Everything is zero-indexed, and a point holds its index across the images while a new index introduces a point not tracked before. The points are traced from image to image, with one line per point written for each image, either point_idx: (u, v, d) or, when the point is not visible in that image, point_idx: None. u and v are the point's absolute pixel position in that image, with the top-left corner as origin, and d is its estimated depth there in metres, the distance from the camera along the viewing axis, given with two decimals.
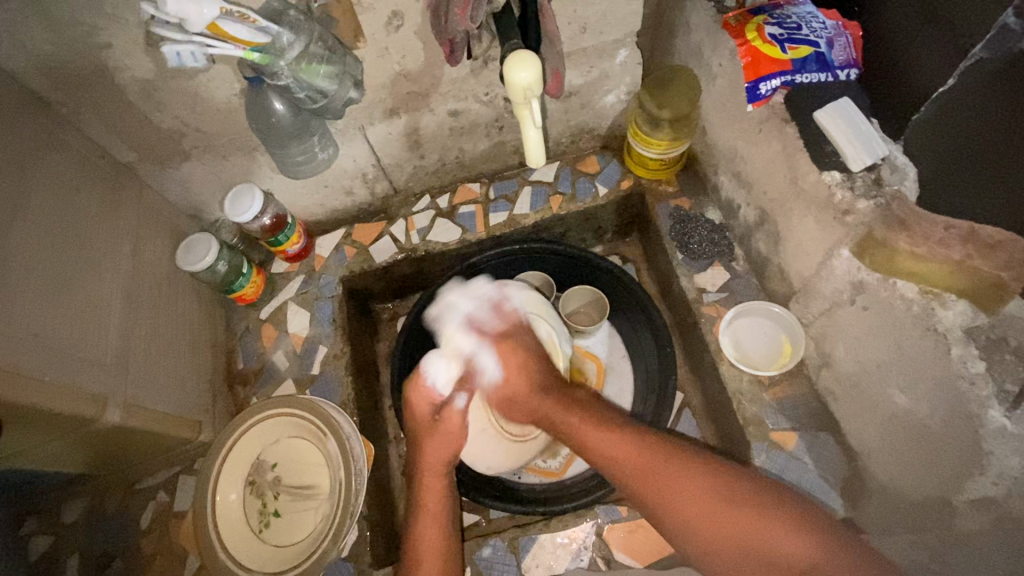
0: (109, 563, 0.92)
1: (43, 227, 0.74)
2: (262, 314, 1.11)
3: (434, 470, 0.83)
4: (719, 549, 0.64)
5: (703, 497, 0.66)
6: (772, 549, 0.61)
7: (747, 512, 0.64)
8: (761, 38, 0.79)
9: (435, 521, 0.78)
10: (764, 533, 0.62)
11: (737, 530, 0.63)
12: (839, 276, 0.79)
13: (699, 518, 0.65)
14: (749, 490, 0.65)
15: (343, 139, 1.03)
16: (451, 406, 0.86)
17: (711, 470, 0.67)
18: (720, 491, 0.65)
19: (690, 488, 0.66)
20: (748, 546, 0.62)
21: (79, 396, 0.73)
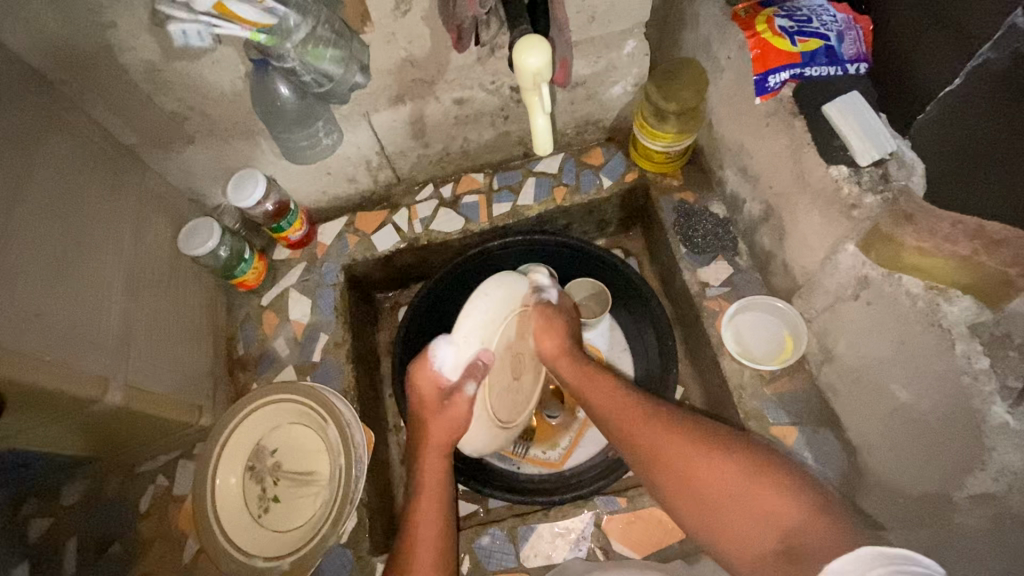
0: (108, 546, 0.92)
1: (46, 206, 0.74)
2: (263, 301, 1.10)
3: (435, 450, 0.83)
4: (716, 509, 0.67)
5: (700, 458, 0.70)
6: (759, 509, 0.64)
7: (741, 470, 0.67)
8: (771, 31, 0.80)
9: (433, 493, 0.79)
10: (758, 493, 0.65)
11: (731, 490, 0.66)
12: (844, 271, 0.78)
13: (698, 478, 0.69)
14: (747, 457, 0.68)
15: (347, 125, 1.02)
16: (458, 396, 0.80)
17: (709, 436, 0.71)
18: (716, 454, 0.69)
19: (685, 449, 0.71)
20: (743, 506, 0.65)
21: (80, 378, 0.72)
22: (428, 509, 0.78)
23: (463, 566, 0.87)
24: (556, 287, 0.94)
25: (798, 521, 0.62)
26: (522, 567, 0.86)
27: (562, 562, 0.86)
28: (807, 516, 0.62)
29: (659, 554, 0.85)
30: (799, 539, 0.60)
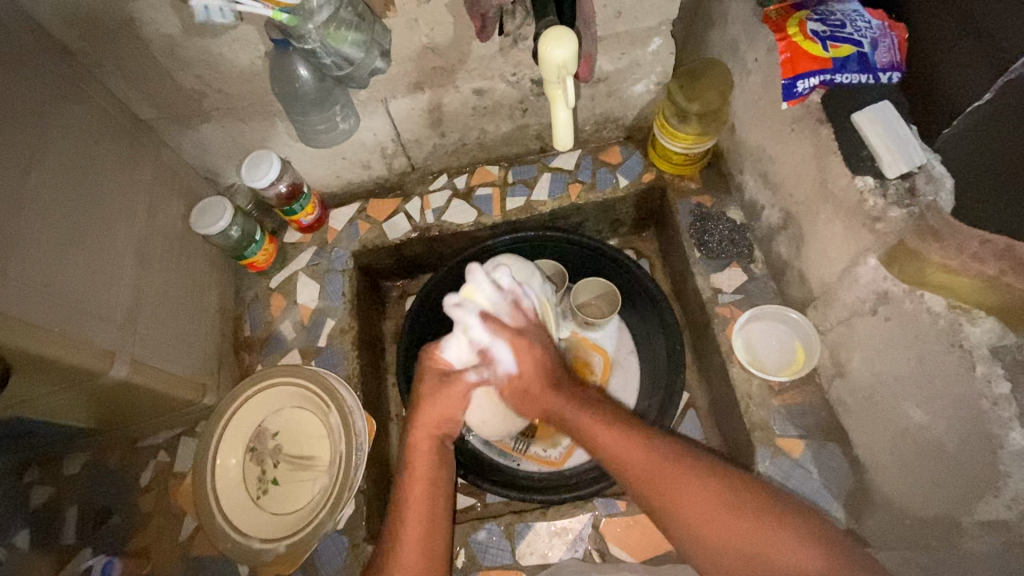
0: (107, 518, 0.94)
1: (59, 175, 0.74)
2: (272, 283, 1.10)
3: (427, 430, 0.78)
4: (728, 562, 0.60)
5: (716, 511, 0.62)
6: (782, 564, 0.58)
7: (760, 520, 0.61)
8: (802, 34, 0.77)
9: (421, 481, 0.75)
10: (774, 544, 0.59)
11: (747, 546, 0.60)
12: (863, 285, 0.76)
13: (712, 533, 0.61)
14: (769, 509, 0.61)
15: (365, 111, 1.01)
16: (460, 376, 0.79)
17: (727, 481, 0.64)
18: (737, 501, 0.62)
19: (706, 507, 0.63)
20: (761, 561, 0.59)
21: (88, 350, 0.72)
22: (416, 507, 0.73)
23: (459, 558, 0.87)
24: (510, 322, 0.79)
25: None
26: (517, 564, 0.85)
27: (558, 562, 0.85)
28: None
29: (656, 559, 0.84)
30: None
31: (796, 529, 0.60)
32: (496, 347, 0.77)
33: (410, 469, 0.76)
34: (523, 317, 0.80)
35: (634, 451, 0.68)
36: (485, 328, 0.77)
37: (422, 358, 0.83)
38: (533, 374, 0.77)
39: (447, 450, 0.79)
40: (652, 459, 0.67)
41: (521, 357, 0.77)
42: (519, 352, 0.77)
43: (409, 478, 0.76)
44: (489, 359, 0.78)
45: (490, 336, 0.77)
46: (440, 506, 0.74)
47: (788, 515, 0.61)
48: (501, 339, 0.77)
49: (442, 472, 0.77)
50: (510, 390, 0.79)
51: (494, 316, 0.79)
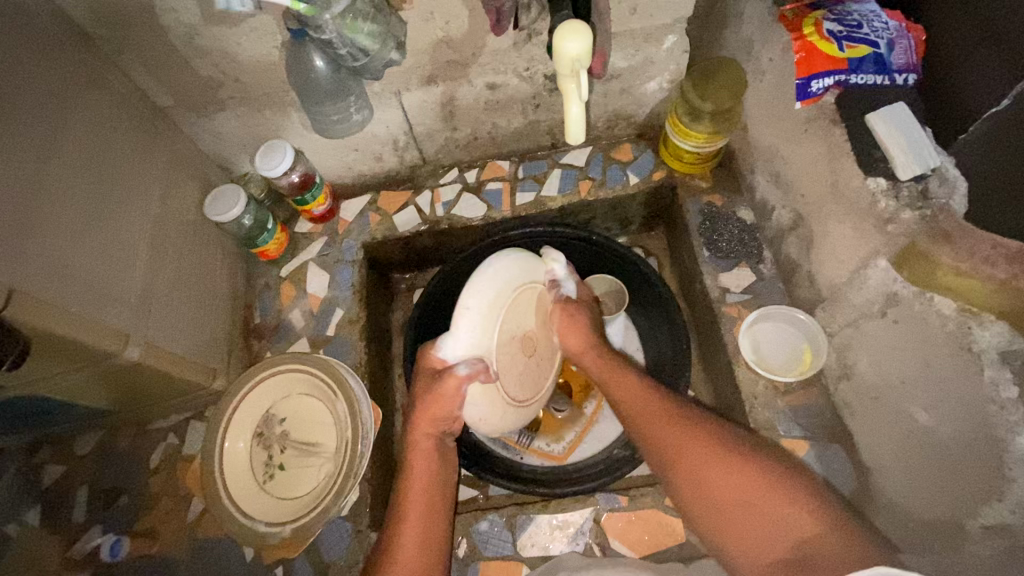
0: (116, 498, 0.96)
1: (79, 160, 0.75)
2: (282, 272, 1.11)
3: (425, 428, 0.81)
4: (724, 512, 0.66)
5: (712, 458, 0.69)
6: (774, 517, 0.63)
7: (755, 475, 0.66)
8: (818, 34, 0.77)
9: (422, 483, 0.78)
10: (768, 499, 0.64)
11: (742, 494, 0.65)
12: (872, 287, 0.76)
13: (709, 476, 0.68)
14: (764, 465, 0.67)
15: (378, 103, 1.02)
16: (452, 373, 0.76)
17: (724, 436, 0.71)
18: (734, 454, 0.68)
19: (704, 457, 0.69)
20: (755, 511, 0.64)
21: (103, 331, 0.73)
22: (416, 502, 0.76)
23: (460, 548, 0.87)
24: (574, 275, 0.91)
25: (809, 536, 0.60)
26: (517, 555, 0.86)
27: (558, 554, 0.85)
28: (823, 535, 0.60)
29: (656, 555, 0.84)
30: (814, 550, 0.59)
31: (790, 486, 0.65)
32: (568, 281, 0.90)
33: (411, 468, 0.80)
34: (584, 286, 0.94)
35: (647, 402, 0.78)
36: (569, 267, 0.90)
37: (421, 353, 0.82)
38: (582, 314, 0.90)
39: (446, 447, 0.82)
40: (661, 405, 0.76)
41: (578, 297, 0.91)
42: (581, 290, 0.94)
43: (413, 472, 0.79)
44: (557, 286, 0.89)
45: (566, 274, 0.90)
46: (439, 504, 0.78)
47: (780, 479, 0.66)
48: (574, 278, 0.91)
49: (442, 469, 0.80)
50: (561, 317, 0.88)
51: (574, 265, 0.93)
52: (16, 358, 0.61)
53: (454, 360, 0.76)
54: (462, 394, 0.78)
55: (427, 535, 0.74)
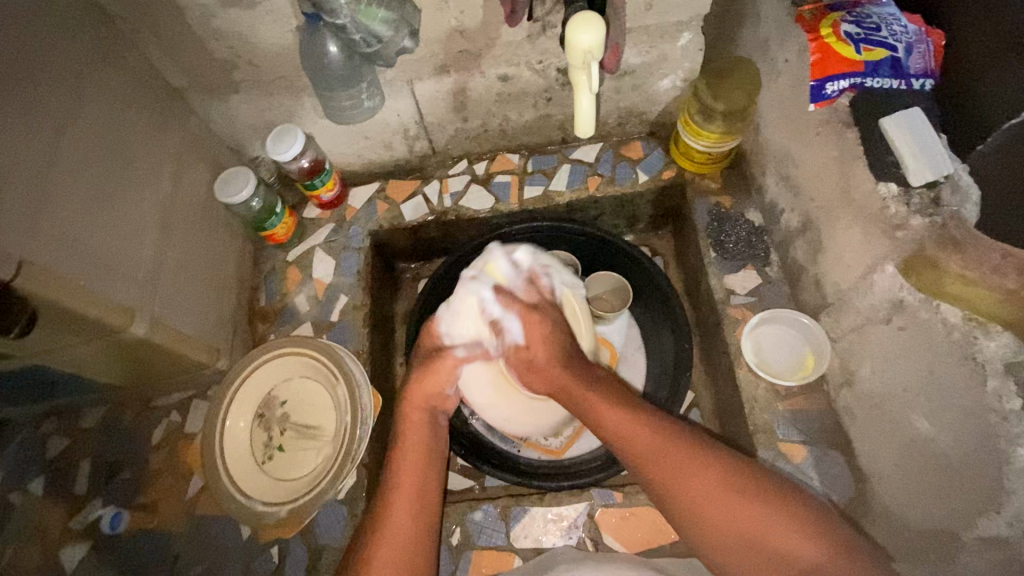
0: (118, 472, 0.97)
1: (92, 137, 0.76)
2: (289, 256, 1.12)
3: (417, 403, 0.82)
4: (730, 545, 0.63)
5: (717, 494, 0.64)
6: (776, 547, 0.61)
7: (762, 501, 0.63)
8: (835, 35, 0.77)
9: (414, 453, 0.78)
10: (773, 529, 0.62)
11: (749, 527, 0.63)
12: (878, 293, 0.75)
13: (715, 516, 0.64)
14: (766, 491, 0.65)
15: (390, 91, 1.02)
16: (449, 354, 0.83)
17: (725, 461, 0.67)
18: (739, 487, 0.65)
19: (708, 488, 0.65)
20: (756, 544, 0.62)
21: (108, 306, 0.74)
22: (407, 477, 0.75)
23: (454, 536, 0.88)
24: (520, 308, 0.80)
25: (814, 561, 0.59)
26: (510, 546, 0.86)
27: (551, 547, 0.86)
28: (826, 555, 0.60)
29: (648, 553, 0.84)
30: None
31: (794, 516, 0.63)
32: (507, 321, 0.80)
33: (401, 439, 0.79)
34: (532, 300, 0.82)
35: (639, 433, 0.70)
36: (496, 300, 0.81)
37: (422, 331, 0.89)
38: (544, 346, 0.78)
39: (438, 422, 0.82)
40: (657, 441, 0.69)
41: (531, 334, 0.78)
42: (529, 323, 0.79)
43: (403, 445, 0.79)
44: (499, 331, 0.80)
45: (502, 308, 0.80)
46: (430, 479, 0.77)
47: (782, 499, 0.64)
48: (512, 311, 0.80)
49: (433, 445, 0.80)
50: (518, 363, 0.79)
51: (505, 289, 0.82)
52: (25, 322, 0.63)
53: (451, 340, 0.84)
54: (456, 372, 0.83)
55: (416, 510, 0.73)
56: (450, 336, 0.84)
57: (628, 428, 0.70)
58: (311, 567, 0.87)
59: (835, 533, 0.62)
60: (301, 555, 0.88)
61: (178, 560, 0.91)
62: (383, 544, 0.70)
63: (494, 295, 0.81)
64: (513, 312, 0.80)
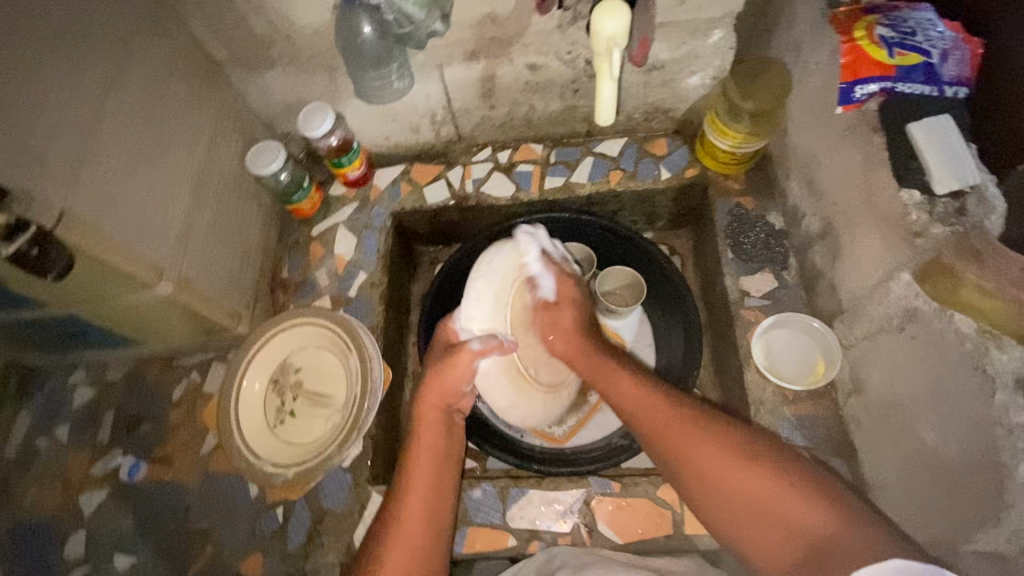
0: (140, 424, 1.02)
1: (134, 100, 0.79)
2: (313, 231, 1.15)
3: (433, 403, 0.80)
4: (748, 526, 0.63)
5: (727, 474, 0.64)
6: (806, 530, 0.59)
7: (780, 482, 0.62)
8: (869, 39, 0.76)
9: (427, 454, 0.77)
10: (799, 510, 0.60)
11: (761, 504, 0.62)
12: (893, 301, 0.74)
13: (737, 500, 0.63)
14: (787, 469, 0.63)
15: (420, 74, 1.04)
16: (465, 348, 0.81)
17: (736, 442, 0.66)
18: (746, 464, 0.64)
19: (728, 471, 0.64)
20: (785, 526, 0.60)
21: (139, 262, 0.77)
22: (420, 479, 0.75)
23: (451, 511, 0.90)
24: (554, 271, 0.89)
25: (828, 534, 0.57)
26: (506, 526, 0.88)
27: (546, 529, 0.87)
28: (839, 529, 0.57)
29: (642, 544, 0.85)
30: (830, 551, 0.56)
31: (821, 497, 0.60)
32: (544, 278, 0.88)
33: (416, 441, 0.78)
34: (566, 271, 0.92)
35: (657, 408, 0.72)
36: (541, 259, 0.89)
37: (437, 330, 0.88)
38: (570, 305, 0.87)
39: (455, 422, 0.82)
40: (676, 413, 0.71)
41: (561, 292, 0.88)
42: (563, 286, 0.89)
43: (417, 445, 0.78)
44: (534, 286, 0.88)
45: (541, 266, 0.88)
46: (445, 481, 0.76)
47: (807, 482, 0.62)
48: (550, 271, 0.88)
49: (447, 445, 0.79)
50: (544, 319, 0.87)
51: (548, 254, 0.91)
52: (60, 269, 0.65)
53: (469, 331, 0.84)
54: (474, 365, 0.81)
55: (429, 511, 0.73)
56: (468, 326, 0.84)
57: (644, 400, 0.73)
58: (313, 530, 0.90)
59: (850, 507, 0.60)
60: (304, 517, 0.91)
61: (189, 512, 0.95)
62: (394, 550, 0.69)
63: (540, 255, 0.89)
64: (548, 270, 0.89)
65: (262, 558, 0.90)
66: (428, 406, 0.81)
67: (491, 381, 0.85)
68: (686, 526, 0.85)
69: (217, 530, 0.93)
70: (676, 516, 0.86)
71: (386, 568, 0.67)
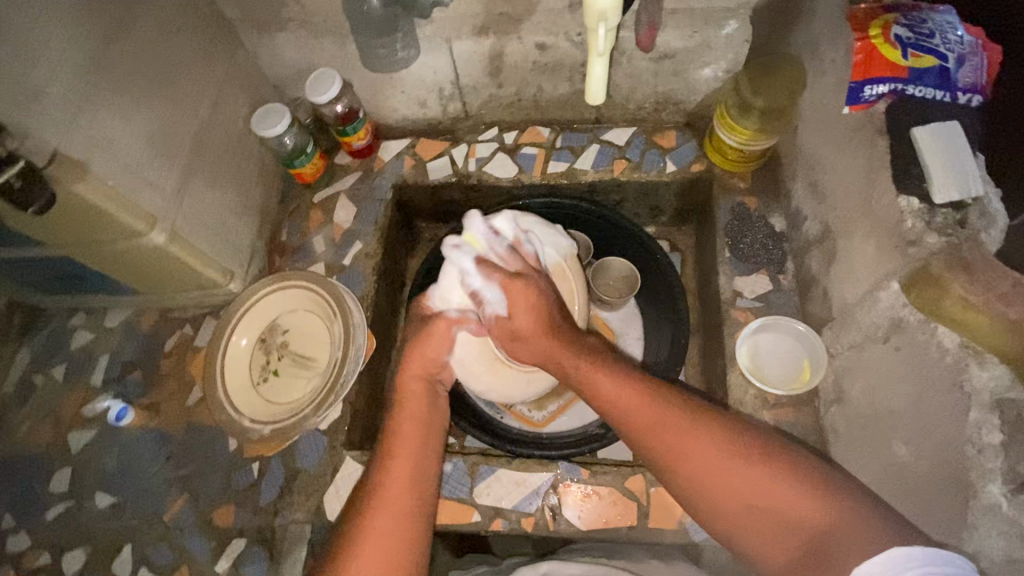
0: (132, 370, 1.05)
1: (139, 50, 0.81)
2: (315, 198, 1.16)
3: (416, 372, 0.83)
4: (730, 508, 0.61)
5: (705, 456, 0.63)
6: (787, 515, 0.58)
7: (758, 465, 0.61)
8: (885, 37, 0.72)
9: (411, 422, 0.77)
10: (781, 493, 0.59)
11: (744, 487, 0.61)
12: (880, 310, 0.72)
13: (717, 488, 0.62)
14: (762, 449, 0.62)
15: (428, 46, 1.04)
16: (441, 316, 0.85)
17: (711, 419, 0.66)
18: (726, 446, 0.63)
19: (706, 459, 0.63)
20: (767, 513, 0.59)
21: (132, 209, 0.78)
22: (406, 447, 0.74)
23: None
24: (500, 277, 0.80)
25: (820, 522, 0.56)
26: (472, 501, 0.89)
27: (511, 508, 0.88)
28: (823, 513, 0.57)
29: (606, 532, 0.85)
30: (831, 541, 0.55)
31: (799, 478, 0.59)
32: (487, 290, 0.81)
33: (400, 411, 0.78)
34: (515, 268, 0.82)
35: (632, 398, 0.69)
36: (479, 268, 0.82)
37: (413, 305, 0.92)
38: (524, 307, 0.77)
39: (436, 392, 0.83)
40: (648, 401, 0.68)
41: (511, 301, 0.79)
42: (511, 294, 0.79)
43: (401, 414, 0.78)
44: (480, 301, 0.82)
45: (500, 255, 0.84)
46: (427, 452, 0.75)
47: (784, 461, 0.61)
48: (493, 282, 0.80)
49: (431, 415, 0.79)
50: (503, 332, 0.80)
51: (488, 259, 0.83)
52: (43, 202, 0.66)
53: (445, 307, 0.86)
54: (450, 334, 0.86)
55: (414, 478, 0.72)
56: (444, 303, 0.87)
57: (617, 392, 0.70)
58: (286, 487, 0.91)
59: (822, 479, 0.59)
60: (277, 473, 0.93)
61: (170, 459, 0.98)
62: (381, 512, 0.68)
63: (477, 264, 0.82)
64: (494, 279, 0.80)
65: (234, 509, 0.92)
66: (411, 378, 0.82)
67: (469, 360, 0.90)
68: (651, 520, 0.85)
69: (195, 478, 0.95)
70: (641, 509, 0.85)
71: (374, 533, 0.66)
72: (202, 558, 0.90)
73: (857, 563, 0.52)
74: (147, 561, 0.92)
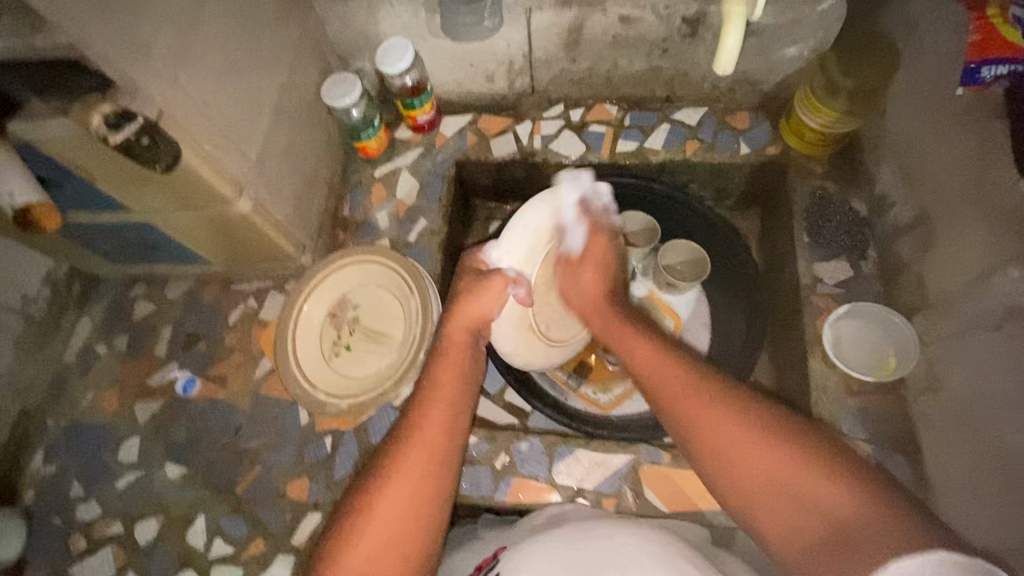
0: (196, 342, 1.04)
1: (230, 10, 0.78)
2: (375, 173, 1.13)
3: (462, 323, 0.80)
4: (756, 493, 0.60)
5: (738, 425, 0.63)
6: (811, 504, 0.56)
7: (791, 457, 0.59)
8: (1003, 17, 0.67)
9: (452, 377, 0.75)
10: (813, 485, 0.57)
11: (770, 474, 0.59)
12: (995, 296, 0.71)
13: (746, 465, 0.61)
14: (800, 441, 0.60)
15: (509, 17, 1.01)
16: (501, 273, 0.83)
17: (751, 408, 0.64)
18: (766, 428, 0.62)
19: (741, 436, 0.62)
20: (790, 500, 0.58)
21: (223, 173, 0.77)
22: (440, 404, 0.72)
23: (500, 460, 0.90)
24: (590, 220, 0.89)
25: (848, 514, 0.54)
26: (550, 481, 0.88)
27: (591, 490, 0.87)
28: (856, 508, 0.54)
29: (687, 514, 0.84)
30: (854, 533, 0.53)
31: (837, 473, 0.57)
32: (576, 228, 0.88)
33: (442, 361, 0.77)
34: (601, 222, 0.90)
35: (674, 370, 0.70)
36: (577, 208, 0.89)
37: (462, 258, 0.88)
38: (597, 265, 0.88)
39: (479, 345, 0.81)
40: (692, 380, 0.68)
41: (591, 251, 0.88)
42: (594, 239, 0.88)
43: (441, 364, 0.77)
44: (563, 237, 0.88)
45: (580, 213, 0.88)
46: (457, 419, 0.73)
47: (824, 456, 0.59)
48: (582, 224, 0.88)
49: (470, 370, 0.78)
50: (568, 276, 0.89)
51: (585, 205, 0.89)
52: (171, 159, 0.67)
53: (500, 265, 0.84)
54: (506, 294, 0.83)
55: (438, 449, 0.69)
56: (498, 262, 0.84)
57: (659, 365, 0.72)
58: (360, 462, 0.91)
59: (868, 478, 0.57)
60: (352, 447, 0.92)
61: (239, 431, 0.97)
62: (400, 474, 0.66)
63: (576, 205, 0.88)
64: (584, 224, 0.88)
65: (309, 482, 0.91)
66: (456, 329, 0.80)
67: (505, 326, 0.88)
68: None
69: (267, 450, 0.95)
70: None
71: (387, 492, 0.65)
72: (277, 531, 0.90)
73: (889, 559, 0.49)
74: (222, 531, 0.91)
